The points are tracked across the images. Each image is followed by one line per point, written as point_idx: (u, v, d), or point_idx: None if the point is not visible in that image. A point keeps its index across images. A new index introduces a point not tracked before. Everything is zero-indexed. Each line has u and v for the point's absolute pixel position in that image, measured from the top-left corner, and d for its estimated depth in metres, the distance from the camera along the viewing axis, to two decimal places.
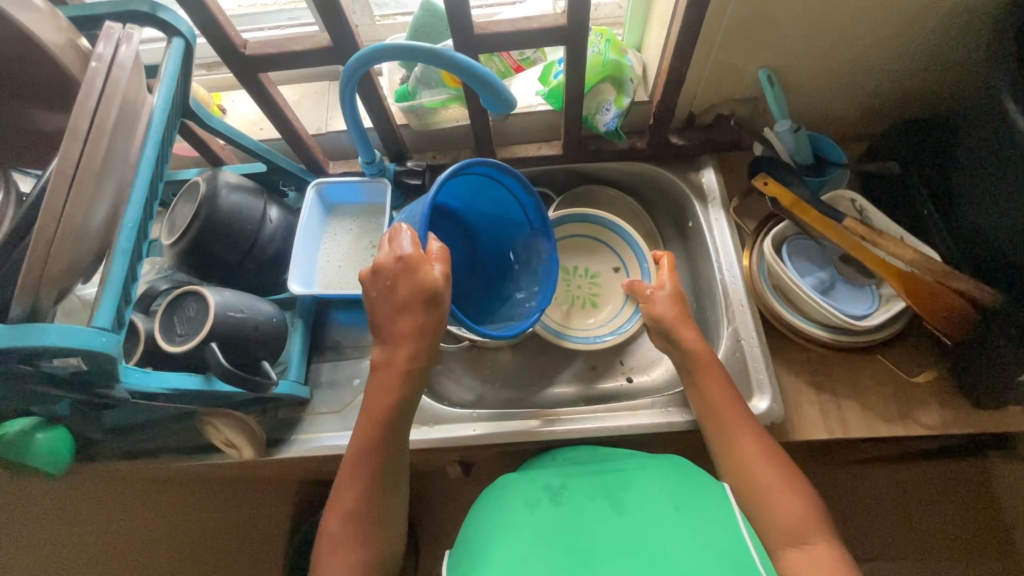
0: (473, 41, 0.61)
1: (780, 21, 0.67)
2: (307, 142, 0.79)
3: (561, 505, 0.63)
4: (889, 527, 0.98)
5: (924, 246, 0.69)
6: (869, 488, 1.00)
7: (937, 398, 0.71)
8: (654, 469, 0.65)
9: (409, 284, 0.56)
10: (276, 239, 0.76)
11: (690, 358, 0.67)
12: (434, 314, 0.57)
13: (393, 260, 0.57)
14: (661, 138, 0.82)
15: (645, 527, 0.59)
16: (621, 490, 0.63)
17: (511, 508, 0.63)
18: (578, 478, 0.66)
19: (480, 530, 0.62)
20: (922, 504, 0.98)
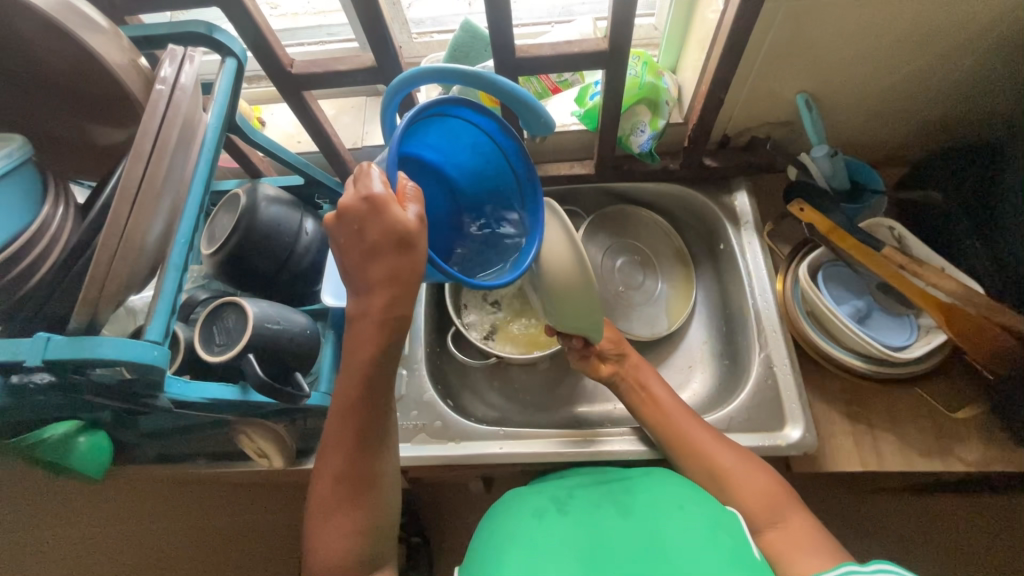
0: (513, 63, 0.62)
1: (822, 45, 0.67)
2: (344, 157, 0.81)
3: (568, 514, 0.62)
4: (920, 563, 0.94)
5: (966, 278, 0.67)
6: (898, 522, 0.96)
7: (978, 434, 0.69)
8: (660, 480, 0.65)
9: (378, 228, 0.45)
10: (310, 252, 0.77)
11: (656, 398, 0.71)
12: (407, 259, 0.46)
13: (362, 198, 0.45)
14: (694, 160, 0.81)
15: (652, 523, 0.58)
16: (626, 495, 0.63)
17: (518, 519, 0.63)
18: (582, 491, 0.66)
19: (498, 538, 0.61)
20: (953, 538, 0.95)
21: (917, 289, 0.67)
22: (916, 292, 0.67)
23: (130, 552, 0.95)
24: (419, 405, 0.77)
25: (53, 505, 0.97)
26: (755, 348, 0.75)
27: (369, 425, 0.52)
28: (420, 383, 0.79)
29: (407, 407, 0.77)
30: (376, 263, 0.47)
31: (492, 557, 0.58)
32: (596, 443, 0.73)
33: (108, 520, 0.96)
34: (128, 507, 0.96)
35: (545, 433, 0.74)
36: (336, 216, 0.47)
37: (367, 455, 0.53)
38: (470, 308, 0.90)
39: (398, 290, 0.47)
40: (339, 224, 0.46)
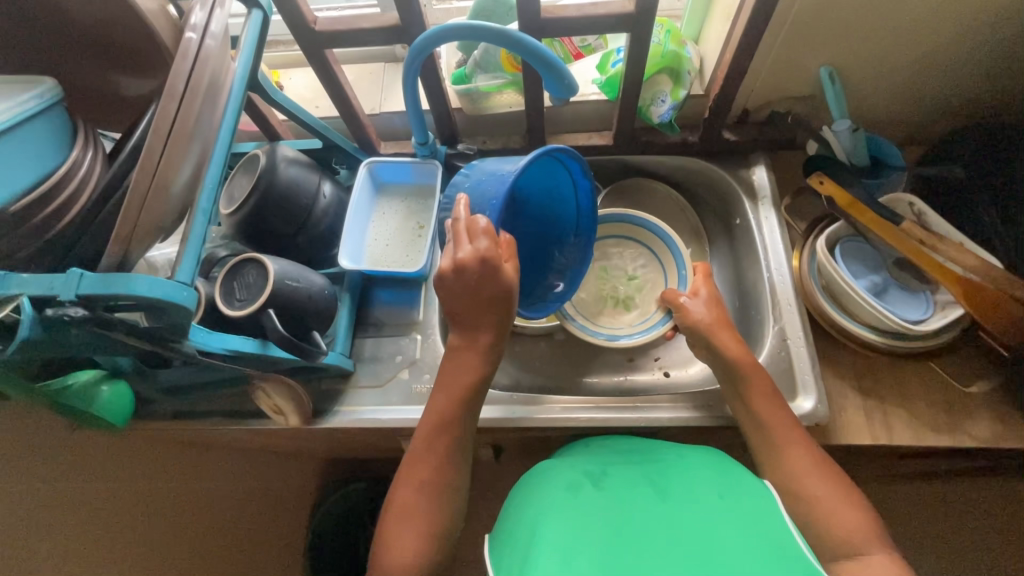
0: (537, 24, 0.61)
1: (851, 14, 0.66)
2: (362, 121, 0.80)
3: (604, 488, 0.66)
4: (922, 546, 0.98)
5: (986, 254, 0.67)
6: (900, 507, 1.00)
7: (990, 410, 0.70)
8: (698, 464, 0.67)
9: (490, 285, 0.60)
10: (327, 215, 0.78)
11: (734, 366, 0.68)
12: (504, 311, 0.62)
13: (478, 262, 0.57)
14: (714, 132, 0.81)
15: (687, 509, 0.59)
16: (663, 480, 0.65)
17: (554, 486, 0.67)
18: (617, 468, 0.70)
19: (531, 508, 0.65)
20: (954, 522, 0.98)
21: (935, 264, 0.67)
22: (934, 266, 0.67)
23: (143, 511, 0.96)
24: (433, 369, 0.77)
25: (65, 465, 0.98)
26: (768, 322, 0.75)
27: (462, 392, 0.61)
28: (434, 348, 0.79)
29: (420, 371, 0.78)
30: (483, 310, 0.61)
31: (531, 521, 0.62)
32: (606, 411, 0.74)
33: (121, 480, 0.98)
34: (141, 468, 0.98)
35: (556, 401, 0.76)
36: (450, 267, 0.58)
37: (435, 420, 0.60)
38: None
39: (497, 329, 0.63)
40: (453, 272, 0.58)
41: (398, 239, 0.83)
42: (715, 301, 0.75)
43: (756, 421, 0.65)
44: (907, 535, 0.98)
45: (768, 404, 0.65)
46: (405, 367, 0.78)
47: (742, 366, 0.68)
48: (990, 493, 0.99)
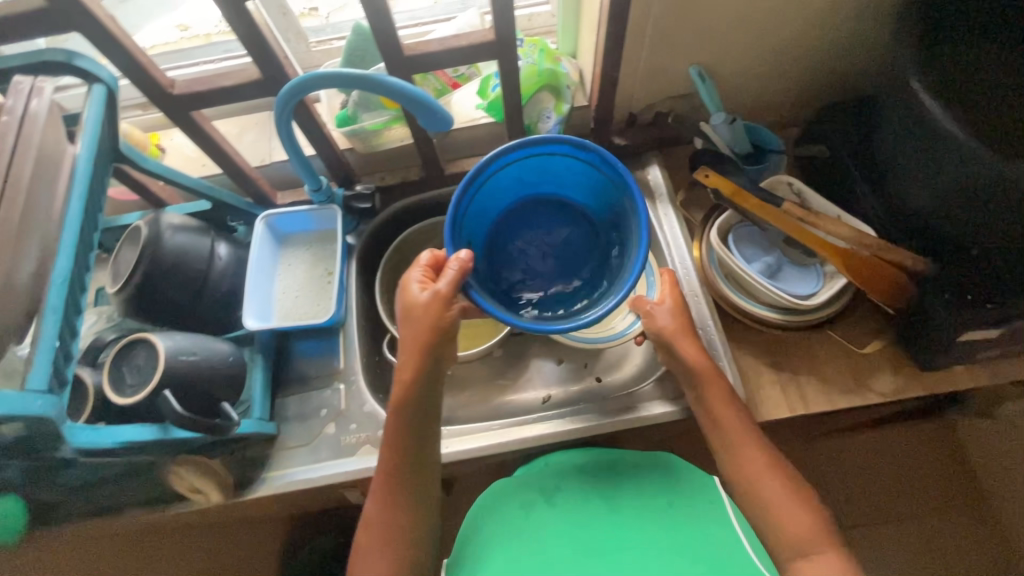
0: (402, 62, 0.62)
1: (702, 18, 0.70)
2: (251, 175, 0.78)
3: (558, 506, 0.67)
4: (872, 496, 1.03)
5: (860, 223, 0.72)
6: (847, 460, 1.05)
7: (889, 365, 0.75)
8: (647, 469, 0.70)
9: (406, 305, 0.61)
10: (226, 277, 0.75)
11: (690, 371, 0.68)
12: (420, 336, 0.60)
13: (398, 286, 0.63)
14: (604, 140, 0.84)
15: (645, 526, 0.63)
16: (617, 494, 0.68)
17: (511, 516, 0.66)
18: (573, 481, 0.70)
19: (492, 535, 0.65)
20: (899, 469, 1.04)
21: (816, 238, 0.71)
22: (815, 241, 0.71)
23: None
24: (361, 418, 0.76)
25: None
26: None
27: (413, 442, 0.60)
28: (360, 396, 0.77)
29: (347, 421, 0.75)
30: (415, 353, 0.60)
31: (492, 553, 0.62)
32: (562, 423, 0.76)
33: None
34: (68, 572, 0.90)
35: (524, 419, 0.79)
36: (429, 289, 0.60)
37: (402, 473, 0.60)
38: None
39: (419, 389, 0.61)
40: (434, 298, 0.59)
41: (307, 290, 0.81)
42: (680, 311, 0.70)
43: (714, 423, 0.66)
44: (855, 488, 1.04)
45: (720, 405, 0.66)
46: (331, 420, 0.75)
47: (701, 371, 0.67)
48: (930, 435, 1.05)
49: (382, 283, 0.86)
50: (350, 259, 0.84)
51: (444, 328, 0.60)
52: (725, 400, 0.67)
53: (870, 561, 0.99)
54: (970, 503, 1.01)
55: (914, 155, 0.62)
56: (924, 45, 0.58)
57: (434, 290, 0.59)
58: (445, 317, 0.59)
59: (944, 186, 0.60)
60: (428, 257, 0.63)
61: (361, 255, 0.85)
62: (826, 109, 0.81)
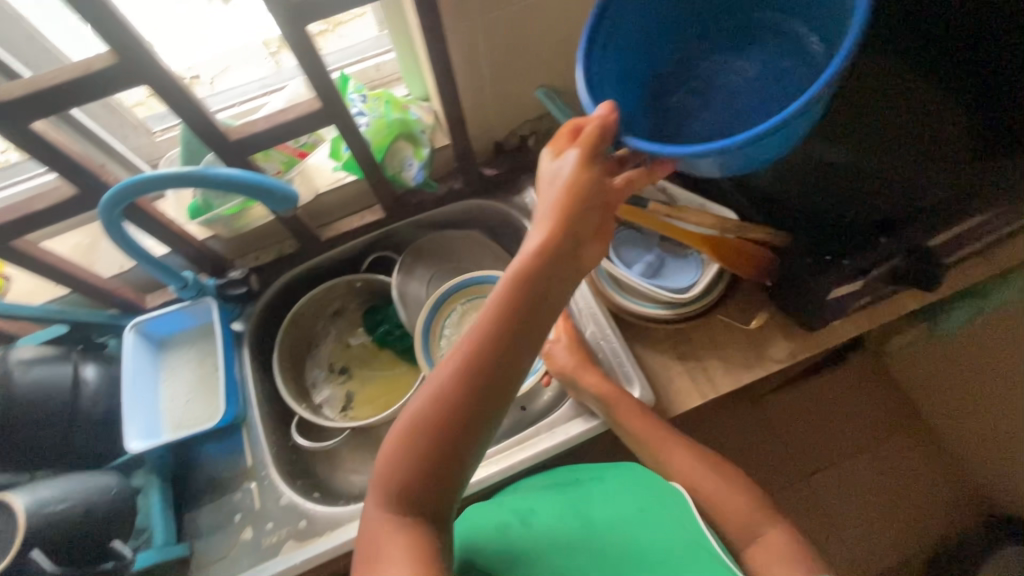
0: (232, 147, 0.60)
1: (530, 47, 0.72)
2: (108, 286, 0.73)
3: (532, 527, 0.63)
4: (821, 439, 1.13)
5: (720, 208, 0.75)
6: (793, 413, 1.14)
7: (781, 332, 0.78)
8: (613, 480, 0.69)
9: (585, 222, 0.44)
10: (100, 399, 0.69)
11: (600, 399, 0.71)
12: (547, 262, 0.43)
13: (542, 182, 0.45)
14: (473, 173, 0.84)
15: (619, 537, 0.61)
16: (586, 505, 0.66)
17: (482, 533, 0.63)
18: (543, 502, 0.66)
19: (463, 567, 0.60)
20: (839, 411, 1.14)
21: (683, 230, 0.73)
22: (683, 233, 0.73)
23: None
24: (278, 514, 0.71)
25: None
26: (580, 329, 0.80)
27: (416, 459, 0.42)
28: (273, 490, 0.73)
29: (264, 522, 0.71)
30: (564, 259, 0.43)
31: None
32: (508, 458, 0.73)
33: None
34: None
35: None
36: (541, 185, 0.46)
37: (411, 494, 0.42)
38: (321, 384, 0.90)
39: (488, 352, 0.42)
40: (547, 188, 0.45)
41: (197, 392, 0.76)
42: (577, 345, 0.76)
43: (638, 439, 0.70)
44: (806, 435, 1.13)
45: (635, 419, 0.70)
46: (246, 525, 0.71)
47: (607, 397, 0.71)
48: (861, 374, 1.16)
49: (280, 364, 0.83)
50: (240, 347, 0.80)
51: (568, 248, 0.43)
52: (630, 408, 0.70)
53: (829, 500, 1.09)
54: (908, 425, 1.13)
55: None
56: None
57: (573, 153, 0.45)
58: (586, 185, 0.44)
59: None
60: (570, 129, 0.46)
61: (250, 340, 0.81)
62: None
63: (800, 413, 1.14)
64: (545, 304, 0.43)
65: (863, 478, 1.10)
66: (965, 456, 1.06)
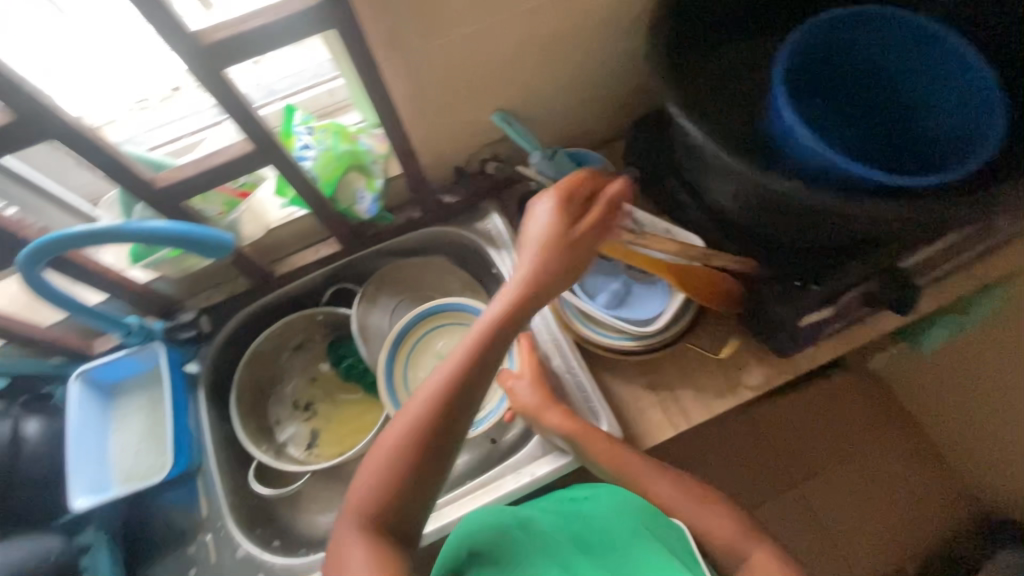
0: (160, 194, 0.57)
1: (478, 72, 0.68)
2: (48, 337, 0.70)
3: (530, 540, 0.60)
4: (812, 445, 1.12)
5: (684, 233, 0.72)
6: (785, 420, 1.14)
7: (754, 357, 0.76)
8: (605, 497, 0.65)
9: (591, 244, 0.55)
10: (41, 456, 0.67)
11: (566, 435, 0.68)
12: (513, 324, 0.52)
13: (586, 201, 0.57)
14: (432, 201, 0.81)
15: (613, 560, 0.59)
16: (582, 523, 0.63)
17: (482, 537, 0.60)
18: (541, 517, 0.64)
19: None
20: (833, 418, 1.14)
21: (643, 258, 0.70)
22: (643, 260, 0.70)
23: None
24: (234, 567, 0.69)
25: None
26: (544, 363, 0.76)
27: (415, 472, 0.48)
28: (230, 541, 0.70)
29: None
30: (516, 325, 0.53)
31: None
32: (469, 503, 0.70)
33: None
34: None
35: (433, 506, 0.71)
36: (523, 246, 0.55)
37: (396, 494, 0.48)
38: (285, 421, 0.87)
39: (468, 372, 0.50)
40: (526, 249, 0.54)
41: (148, 442, 0.73)
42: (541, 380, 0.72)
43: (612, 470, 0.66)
44: (798, 441, 1.13)
45: (606, 451, 0.66)
46: None
47: (574, 431, 0.67)
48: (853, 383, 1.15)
49: (238, 406, 0.80)
50: (195, 390, 0.77)
51: (532, 308, 0.53)
52: (599, 440, 0.67)
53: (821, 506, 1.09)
54: (906, 432, 1.12)
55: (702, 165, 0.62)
56: (667, 69, 0.58)
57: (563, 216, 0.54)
58: (555, 269, 0.53)
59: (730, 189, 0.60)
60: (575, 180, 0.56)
61: (205, 382, 0.78)
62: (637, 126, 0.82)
63: (790, 435, 1.13)
64: (483, 377, 0.51)
65: (856, 495, 1.10)
66: (958, 462, 1.08)
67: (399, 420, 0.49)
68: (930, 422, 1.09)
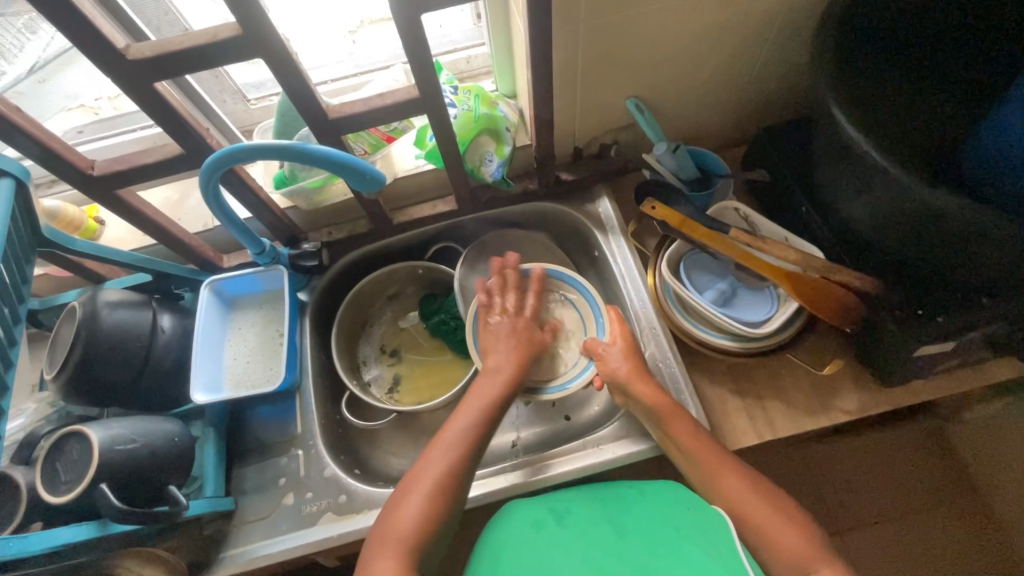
0: (329, 125, 0.61)
1: (630, 56, 0.70)
2: (192, 244, 0.76)
3: (566, 525, 0.65)
4: (857, 498, 0.96)
5: (805, 244, 0.72)
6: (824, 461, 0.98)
7: (852, 382, 0.74)
8: (653, 498, 0.67)
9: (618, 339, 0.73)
10: (171, 350, 0.72)
11: (652, 409, 0.68)
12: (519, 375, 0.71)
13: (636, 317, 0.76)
14: (550, 176, 0.83)
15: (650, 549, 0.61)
16: (624, 517, 0.66)
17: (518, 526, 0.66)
18: (580, 502, 0.68)
19: (496, 548, 0.65)
20: (881, 472, 0.97)
21: (765, 263, 0.71)
22: (764, 266, 0.71)
23: None
24: (322, 484, 0.73)
25: None
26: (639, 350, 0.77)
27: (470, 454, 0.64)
28: (319, 461, 0.75)
29: (306, 490, 0.73)
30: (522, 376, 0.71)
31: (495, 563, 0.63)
32: (549, 469, 0.73)
33: None
34: None
35: (506, 466, 0.74)
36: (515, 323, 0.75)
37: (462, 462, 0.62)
38: (371, 363, 0.90)
39: (484, 418, 0.66)
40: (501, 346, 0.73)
41: (259, 354, 0.79)
42: (632, 350, 0.72)
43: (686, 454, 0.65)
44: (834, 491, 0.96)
45: (692, 433, 0.66)
46: (291, 490, 0.73)
47: (660, 407, 0.67)
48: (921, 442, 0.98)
49: (338, 337, 0.85)
50: (303, 316, 0.82)
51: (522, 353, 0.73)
52: (681, 420, 0.66)
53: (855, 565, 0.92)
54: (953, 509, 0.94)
55: (847, 177, 0.62)
56: (835, 74, 0.57)
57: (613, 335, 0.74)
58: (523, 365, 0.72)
59: (878, 203, 0.59)
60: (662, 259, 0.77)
61: (313, 311, 0.83)
62: (764, 131, 0.82)
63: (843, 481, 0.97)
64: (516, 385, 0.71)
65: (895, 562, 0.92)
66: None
67: (438, 456, 0.63)
68: (998, 501, 0.91)
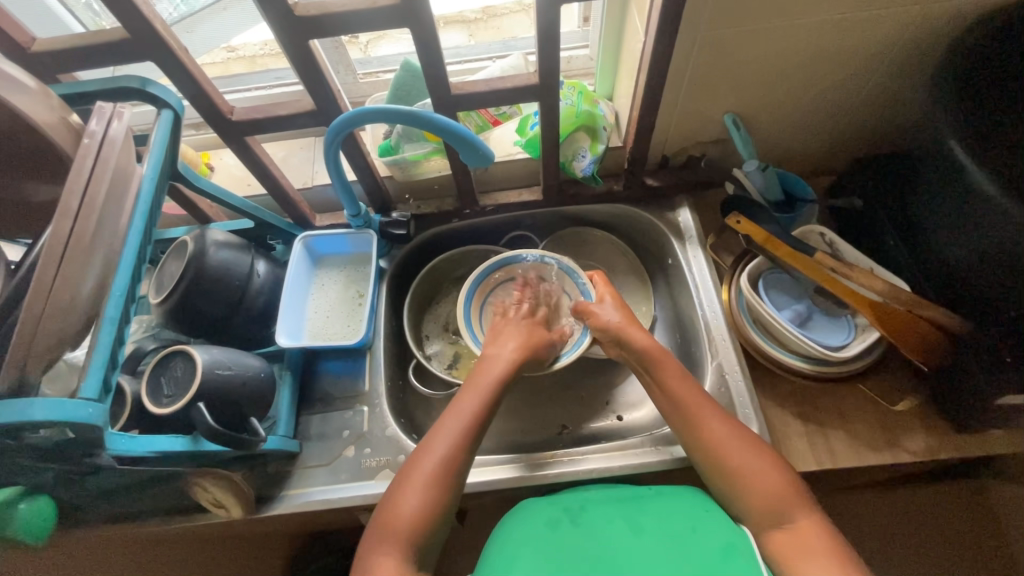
0: (450, 100, 0.65)
1: (740, 71, 0.72)
2: (294, 198, 0.81)
3: (582, 523, 0.64)
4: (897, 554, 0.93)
5: (892, 277, 0.72)
6: (866, 512, 0.95)
7: (921, 424, 0.73)
8: (668, 496, 0.66)
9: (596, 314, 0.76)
10: (263, 293, 0.76)
11: (644, 355, 0.70)
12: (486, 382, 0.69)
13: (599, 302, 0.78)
14: (635, 180, 0.85)
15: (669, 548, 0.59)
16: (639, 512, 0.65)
17: (533, 522, 0.65)
18: (596, 500, 0.67)
19: (511, 540, 0.63)
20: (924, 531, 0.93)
21: (848, 290, 0.71)
22: (847, 293, 0.71)
23: None
24: (382, 442, 0.76)
25: None
26: (706, 357, 0.76)
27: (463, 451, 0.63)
28: (382, 419, 0.78)
29: (366, 445, 0.76)
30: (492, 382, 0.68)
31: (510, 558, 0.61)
32: (596, 461, 0.72)
33: None
34: None
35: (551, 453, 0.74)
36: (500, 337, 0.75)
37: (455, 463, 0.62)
38: (433, 339, 0.90)
39: (466, 440, 0.63)
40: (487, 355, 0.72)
41: (338, 310, 0.83)
42: (622, 306, 0.77)
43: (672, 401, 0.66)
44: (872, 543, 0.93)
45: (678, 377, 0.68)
46: (352, 443, 0.76)
47: (652, 353, 0.70)
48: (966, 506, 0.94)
49: (410, 306, 0.88)
50: (382, 282, 0.86)
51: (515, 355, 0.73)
52: (672, 368, 0.68)
53: None
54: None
55: (949, 214, 0.63)
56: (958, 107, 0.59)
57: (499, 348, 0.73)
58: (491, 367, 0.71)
59: (985, 246, 0.59)
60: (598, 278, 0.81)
61: (391, 278, 0.87)
62: (858, 162, 0.82)
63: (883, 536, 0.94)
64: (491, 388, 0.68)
65: None
66: None
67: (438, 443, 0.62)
68: None
